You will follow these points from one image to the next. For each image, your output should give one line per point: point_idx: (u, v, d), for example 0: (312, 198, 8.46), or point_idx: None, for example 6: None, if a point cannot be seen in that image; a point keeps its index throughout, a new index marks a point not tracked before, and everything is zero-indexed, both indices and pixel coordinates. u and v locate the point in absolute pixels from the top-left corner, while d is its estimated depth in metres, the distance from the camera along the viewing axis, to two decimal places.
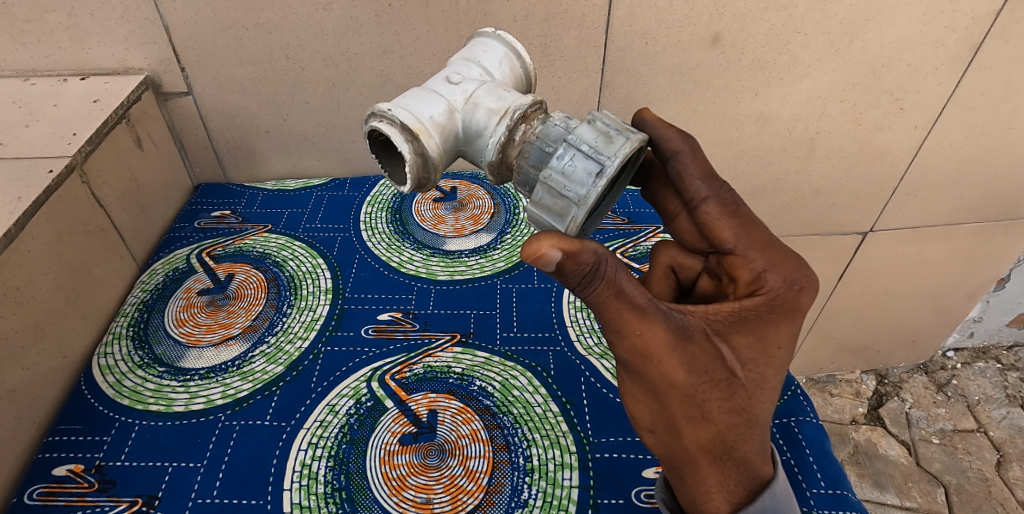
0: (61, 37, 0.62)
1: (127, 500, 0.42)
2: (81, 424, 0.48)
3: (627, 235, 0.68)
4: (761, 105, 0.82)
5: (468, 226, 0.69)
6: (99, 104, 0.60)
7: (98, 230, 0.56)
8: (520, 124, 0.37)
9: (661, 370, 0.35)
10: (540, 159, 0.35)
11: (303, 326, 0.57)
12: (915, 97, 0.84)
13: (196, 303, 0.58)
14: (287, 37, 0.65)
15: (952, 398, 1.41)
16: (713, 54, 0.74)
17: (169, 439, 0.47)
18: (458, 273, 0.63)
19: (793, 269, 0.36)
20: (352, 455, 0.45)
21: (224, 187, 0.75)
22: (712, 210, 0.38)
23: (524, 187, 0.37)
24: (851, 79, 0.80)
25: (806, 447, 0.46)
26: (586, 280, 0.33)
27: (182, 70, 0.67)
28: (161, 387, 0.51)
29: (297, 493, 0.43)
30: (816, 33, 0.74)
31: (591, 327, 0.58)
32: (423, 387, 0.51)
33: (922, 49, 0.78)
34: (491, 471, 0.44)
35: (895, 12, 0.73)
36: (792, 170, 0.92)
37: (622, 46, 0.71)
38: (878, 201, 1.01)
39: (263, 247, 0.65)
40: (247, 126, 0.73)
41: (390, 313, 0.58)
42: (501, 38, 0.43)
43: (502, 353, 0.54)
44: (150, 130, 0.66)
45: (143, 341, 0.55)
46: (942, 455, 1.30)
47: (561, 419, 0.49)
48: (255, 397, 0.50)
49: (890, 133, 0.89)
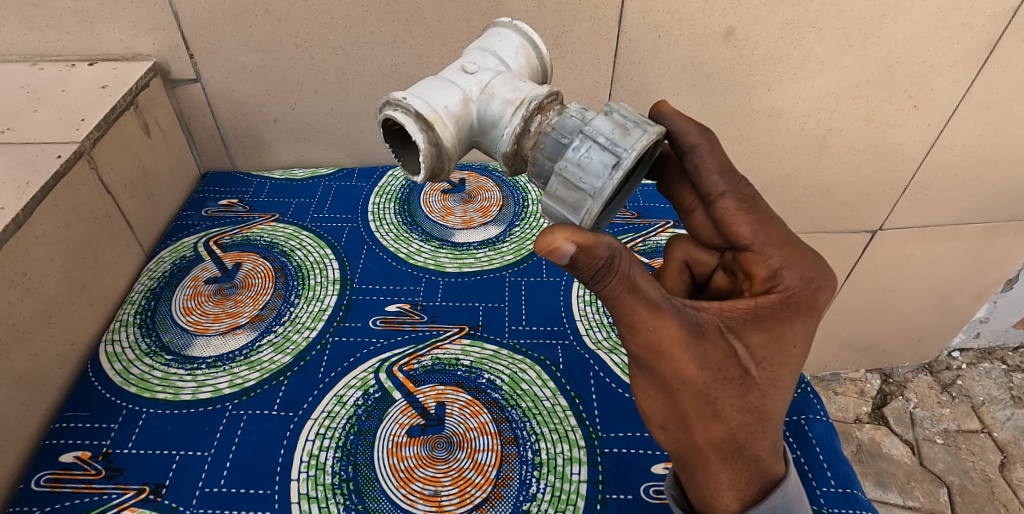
0: (68, 21, 0.62)
1: (134, 488, 0.42)
2: (88, 411, 0.48)
3: (637, 229, 0.67)
4: (773, 101, 0.81)
5: (477, 218, 0.69)
6: (107, 90, 0.59)
7: (105, 217, 0.56)
8: (537, 115, 0.36)
9: (674, 366, 0.34)
10: (557, 151, 0.35)
11: (311, 316, 0.56)
12: (929, 95, 0.83)
13: (203, 292, 0.58)
14: (296, 24, 0.65)
15: (956, 399, 1.41)
16: (726, 48, 0.73)
17: (176, 427, 0.47)
18: (466, 265, 0.62)
19: (810, 267, 0.35)
20: (360, 447, 0.45)
21: (231, 175, 0.75)
22: (729, 205, 0.38)
23: (540, 180, 0.36)
24: (865, 76, 0.79)
25: (816, 445, 0.46)
26: (600, 274, 0.32)
27: (191, 57, 0.66)
28: (168, 375, 0.51)
29: (304, 484, 0.43)
30: (830, 28, 0.73)
31: (599, 321, 0.57)
32: (431, 380, 0.50)
33: (937, 45, 0.77)
34: (499, 465, 0.44)
35: (911, 8, 0.72)
36: (803, 166, 0.92)
37: (635, 38, 0.70)
38: (888, 199, 1.00)
39: (270, 236, 0.65)
40: (255, 115, 0.72)
41: (398, 305, 0.58)
42: (518, 28, 0.42)
43: (511, 346, 0.54)
44: (157, 117, 0.65)
45: (150, 329, 0.55)
46: (945, 455, 1.30)
47: (570, 413, 0.48)
48: (263, 386, 0.50)
49: (902, 131, 0.88)
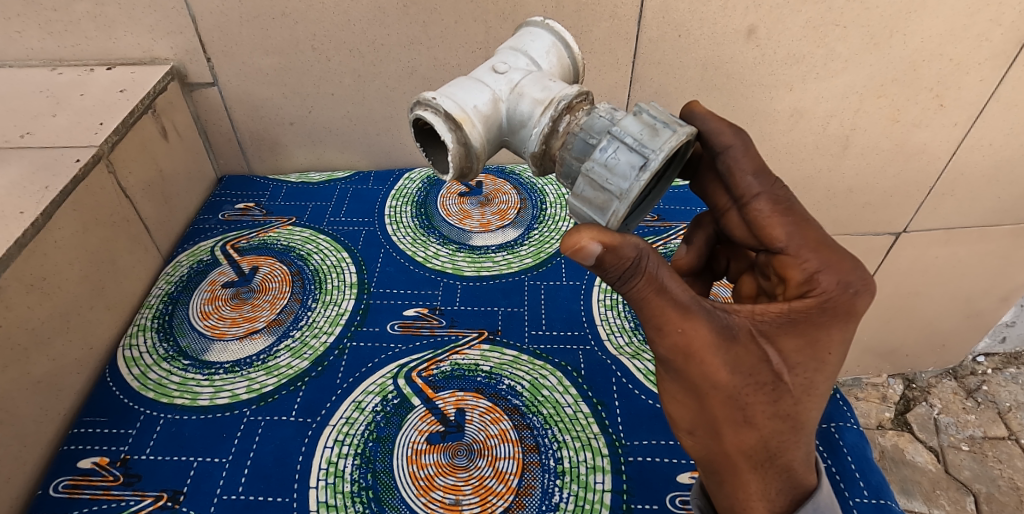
0: (87, 25, 0.62)
1: (153, 494, 0.42)
2: (107, 416, 0.48)
3: (657, 232, 0.67)
4: (795, 101, 0.79)
5: (494, 221, 0.68)
6: (125, 94, 0.60)
7: (123, 221, 0.56)
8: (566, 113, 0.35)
9: (703, 371, 0.33)
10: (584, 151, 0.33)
11: (329, 321, 0.56)
12: (956, 93, 0.81)
13: (220, 296, 0.58)
14: (313, 27, 0.64)
15: (982, 405, 1.38)
16: (748, 47, 0.72)
17: (194, 433, 0.46)
18: (484, 269, 0.62)
19: (849, 271, 0.34)
20: (380, 454, 0.44)
21: (247, 179, 0.75)
22: (764, 207, 0.36)
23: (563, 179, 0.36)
24: (890, 74, 0.77)
25: (848, 453, 0.45)
26: (627, 275, 0.31)
27: (208, 60, 0.66)
28: (186, 380, 0.50)
29: (323, 491, 0.42)
30: (854, 26, 0.71)
31: (621, 326, 0.56)
32: (449, 386, 0.50)
33: (964, 43, 0.75)
34: (521, 473, 0.43)
35: (938, 5, 0.70)
36: (824, 168, 0.90)
37: (654, 38, 0.69)
38: (912, 200, 0.98)
39: (287, 240, 0.64)
40: (271, 118, 0.72)
41: (416, 309, 0.57)
42: (550, 28, 0.41)
43: (531, 351, 0.53)
44: (175, 121, 0.65)
45: (167, 334, 0.54)
46: (971, 462, 1.27)
47: (592, 420, 0.47)
48: (281, 392, 0.49)
49: (928, 131, 0.86)
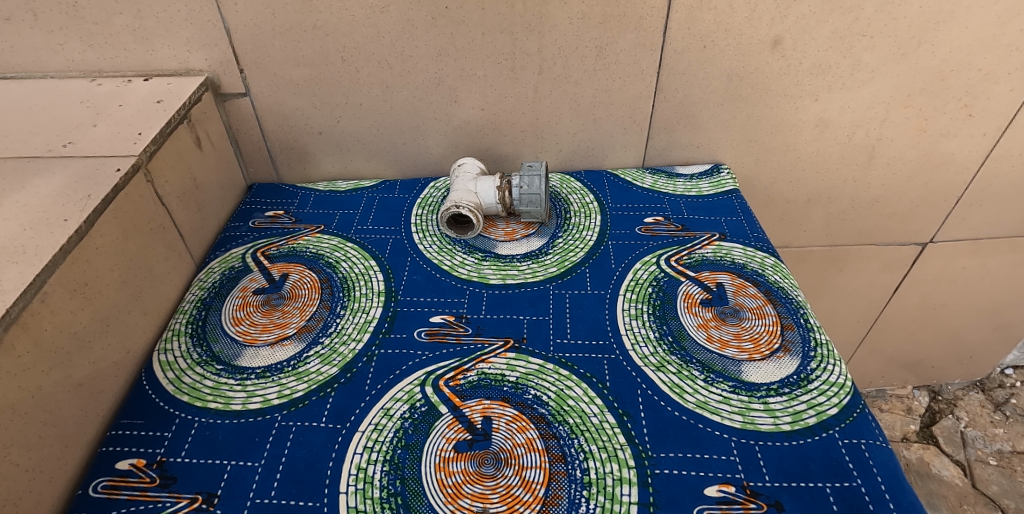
0: (126, 38, 0.64)
1: (187, 496, 0.43)
2: (144, 419, 0.49)
3: (682, 242, 0.67)
4: (821, 110, 0.79)
5: (519, 230, 0.70)
6: (162, 105, 0.62)
7: (159, 228, 0.57)
8: (502, 182, 0.68)
9: None
10: (526, 183, 0.66)
11: (357, 328, 0.57)
12: (985, 103, 0.80)
13: (251, 303, 0.59)
14: (343, 39, 0.65)
15: (1011, 419, 1.37)
16: (773, 58, 0.71)
17: (228, 437, 0.47)
18: (509, 277, 0.63)
19: None
20: (408, 461, 0.45)
21: (277, 187, 0.77)
22: None
23: (534, 205, 0.67)
24: (918, 84, 0.76)
25: (878, 474, 0.43)
26: None
27: (241, 71, 0.68)
28: (218, 385, 0.51)
29: (353, 497, 0.43)
30: (882, 36, 0.70)
31: (646, 336, 0.56)
32: (476, 395, 0.50)
33: (994, 53, 0.73)
34: (548, 483, 0.43)
35: (967, 14, 0.69)
36: (850, 178, 0.89)
37: (680, 49, 0.69)
38: (939, 211, 0.97)
39: (316, 248, 0.66)
40: (301, 127, 0.74)
41: (442, 317, 0.58)
42: None
43: (557, 360, 0.53)
44: (208, 130, 0.67)
45: (201, 339, 0.56)
46: (999, 477, 1.26)
47: (618, 431, 0.47)
48: (311, 398, 0.50)
49: (956, 141, 0.85)
